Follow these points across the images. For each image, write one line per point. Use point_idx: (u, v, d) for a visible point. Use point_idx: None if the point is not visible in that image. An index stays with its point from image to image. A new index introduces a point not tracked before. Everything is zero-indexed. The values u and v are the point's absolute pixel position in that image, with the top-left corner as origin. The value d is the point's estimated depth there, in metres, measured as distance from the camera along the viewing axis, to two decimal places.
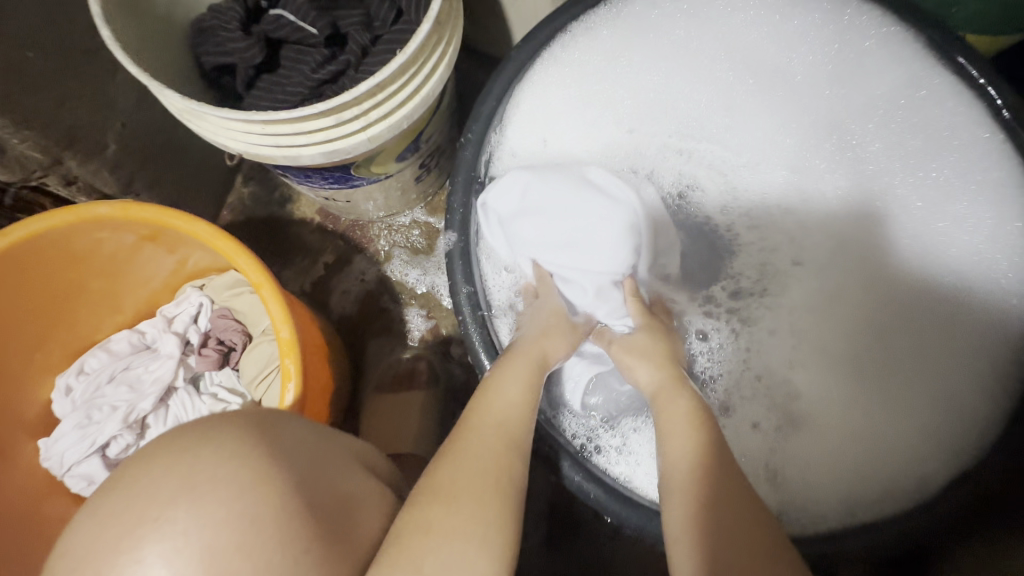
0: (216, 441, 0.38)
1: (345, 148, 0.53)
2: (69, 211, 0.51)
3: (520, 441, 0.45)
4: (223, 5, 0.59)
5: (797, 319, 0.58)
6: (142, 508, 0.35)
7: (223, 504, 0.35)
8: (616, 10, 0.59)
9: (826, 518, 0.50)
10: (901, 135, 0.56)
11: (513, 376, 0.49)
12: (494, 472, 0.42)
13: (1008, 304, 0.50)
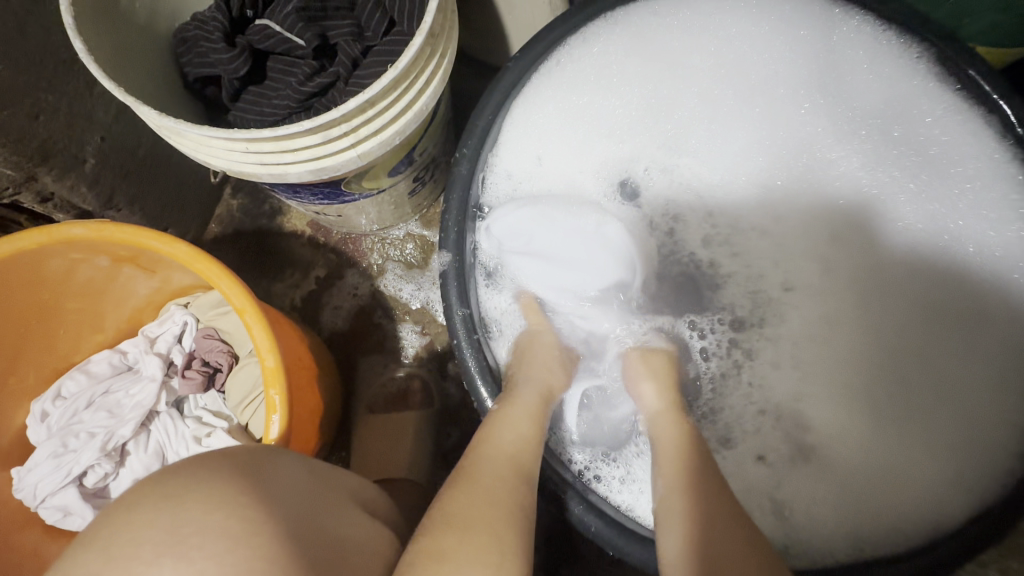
0: (204, 487, 0.34)
1: (333, 166, 0.51)
2: (42, 231, 0.48)
3: (525, 469, 0.44)
4: (206, 14, 0.56)
5: (805, 346, 0.55)
6: (124, 566, 0.31)
7: (207, 562, 0.32)
8: (615, 22, 0.58)
9: (840, 554, 0.47)
10: (910, 153, 0.55)
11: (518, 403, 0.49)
12: (504, 501, 0.41)
13: (1020, 326, 0.49)
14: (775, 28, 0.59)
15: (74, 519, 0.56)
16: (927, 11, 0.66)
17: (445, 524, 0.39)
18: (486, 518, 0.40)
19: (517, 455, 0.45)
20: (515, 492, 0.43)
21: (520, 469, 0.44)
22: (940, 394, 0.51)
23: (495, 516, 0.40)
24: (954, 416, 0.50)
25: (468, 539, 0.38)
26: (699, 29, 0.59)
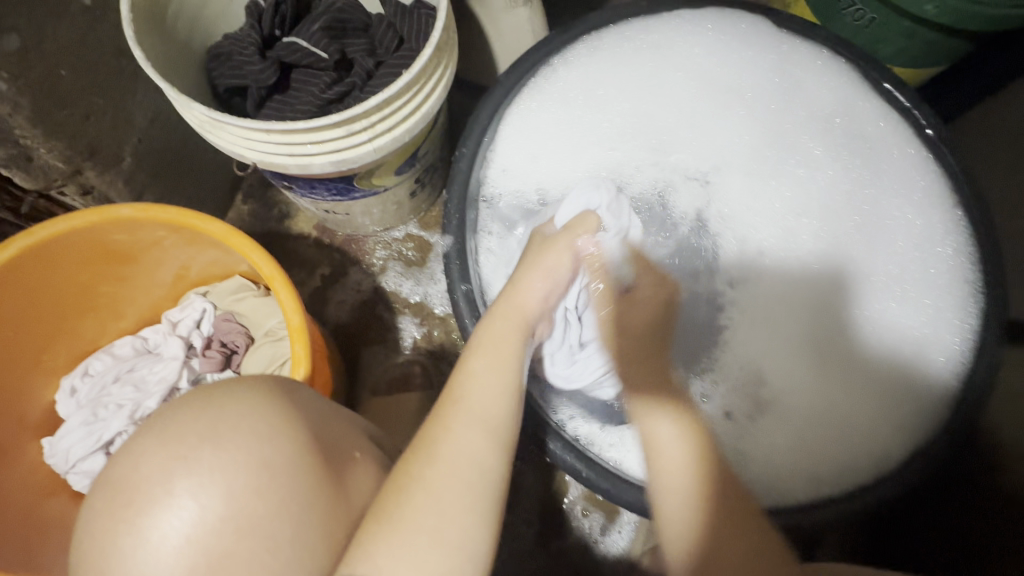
0: (238, 396, 0.41)
1: (353, 159, 0.59)
2: (95, 211, 0.55)
3: (496, 432, 0.46)
4: (241, 34, 0.65)
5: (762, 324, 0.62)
6: (176, 445, 0.38)
7: (247, 447, 0.38)
8: (593, 43, 0.69)
9: (796, 496, 0.57)
10: (842, 150, 0.65)
11: (490, 359, 0.50)
12: (473, 482, 0.43)
13: (947, 289, 0.60)
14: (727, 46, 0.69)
15: None
16: (852, 38, 0.79)
17: (425, 455, 0.43)
18: (447, 505, 0.41)
19: (492, 413, 0.47)
20: (477, 432, 0.45)
21: (491, 422, 0.46)
22: (870, 393, 0.58)
23: (464, 451, 0.44)
24: (879, 414, 0.58)
25: (445, 471, 0.42)
26: (668, 44, 0.69)
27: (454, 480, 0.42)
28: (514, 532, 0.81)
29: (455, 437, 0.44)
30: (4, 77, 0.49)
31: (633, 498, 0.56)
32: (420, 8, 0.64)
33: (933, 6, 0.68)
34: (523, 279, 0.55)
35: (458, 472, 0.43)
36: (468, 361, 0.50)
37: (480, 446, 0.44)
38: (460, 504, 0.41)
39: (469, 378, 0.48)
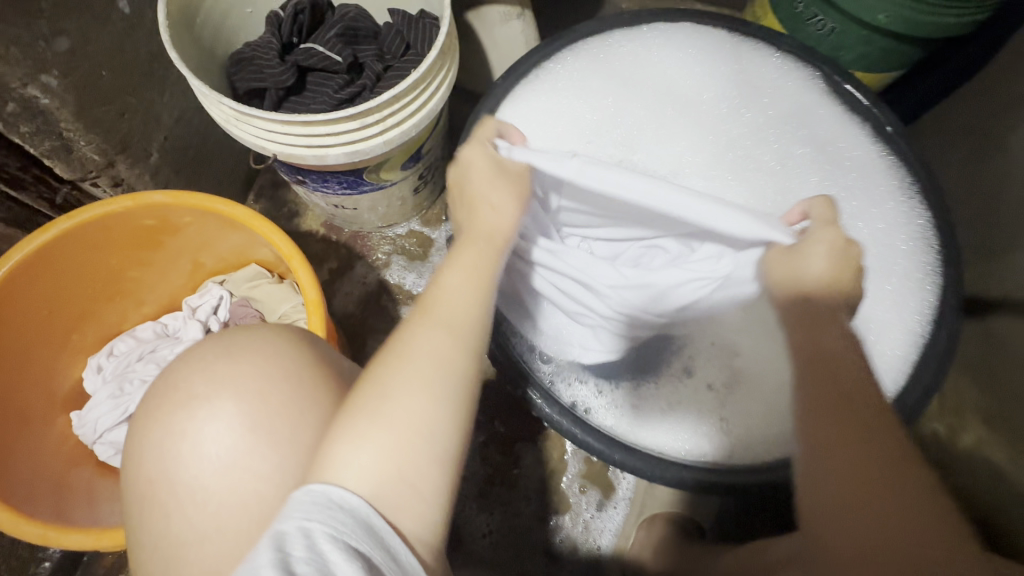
0: (251, 329, 0.48)
1: (365, 149, 0.65)
2: (129, 197, 0.60)
3: (462, 330, 0.44)
4: (262, 41, 0.71)
5: (747, 325, 0.64)
6: (197, 363, 0.45)
7: (256, 361, 0.45)
8: (581, 50, 0.76)
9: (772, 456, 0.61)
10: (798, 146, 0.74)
11: (457, 266, 0.47)
12: (439, 377, 0.41)
13: (907, 268, 0.67)
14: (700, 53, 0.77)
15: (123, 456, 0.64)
16: (815, 46, 0.86)
17: (391, 359, 0.42)
18: (410, 400, 0.40)
19: (459, 315, 0.44)
20: (447, 341, 0.43)
21: (459, 326, 0.44)
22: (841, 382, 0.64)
23: (433, 353, 0.42)
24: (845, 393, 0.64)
25: (406, 372, 0.41)
26: (644, 53, 0.77)
27: (420, 379, 0.41)
28: (515, 510, 0.85)
29: (417, 342, 0.42)
30: (54, 74, 0.54)
31: (638, 463, 0.60)
32: (425, 17, 0.71)
33: (886, 16, 0.76)
34: (493, 197, 0.50)
35: (426, 375, 0.41)
36: (441, 270, 0.47)
37: (448, 347, 0.42)
38: (421, 401, 0.40)
39: (440, 286, 0.46)
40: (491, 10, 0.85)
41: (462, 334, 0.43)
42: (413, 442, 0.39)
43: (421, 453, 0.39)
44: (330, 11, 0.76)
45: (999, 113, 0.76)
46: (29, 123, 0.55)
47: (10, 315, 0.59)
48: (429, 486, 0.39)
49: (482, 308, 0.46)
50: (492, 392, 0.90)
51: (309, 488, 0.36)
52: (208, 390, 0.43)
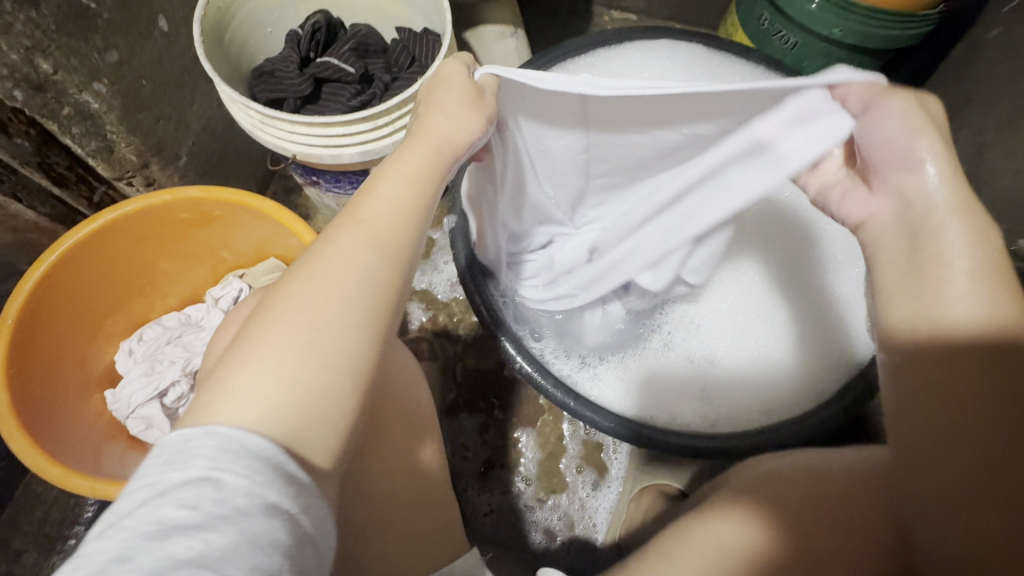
0: None
1: (376, 149, 0.72)
2: (167, 192, 0.67)
3: (386, 253, 0.41)
4: (282, 56, 0.79)
5: (730, 311, 0.73)
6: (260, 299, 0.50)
7: None
8: (567, 65, 0.85)
9: (752, 422, 0.68)
10: None
11: (393, 176, 0.43)
12: (353, 302, 0.39)
13: None
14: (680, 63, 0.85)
15: (153, 430, 0.70)
16: (781, 59, 0.95)
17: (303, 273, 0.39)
18: (316, 320, 0.37)
19: (384, 230, 0.41)
20: (371, 259, 0.40)
21: (384, 245, 0.41)
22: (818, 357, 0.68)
23: (354, 270, 0.39)
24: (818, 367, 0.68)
25: (317, 289, 0.38)
26: (627, 63, 0.85)
27: (332, 301, 0.38)
28: (515, 491, 0.90)
29: (331, 256, 0.39)
30: (105, 83, 0.62)
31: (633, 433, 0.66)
32: (428, 34, 0.80)
33: (839, 29, 0.86)
34: (443, 106, 0.45)
35: (336, 292, 0.38)
36: (376, 179, 0.43)
37: (371, 264, 0.40)
38: (326, 329, 0.37)
39: (372, 195, 0.42)
40: (487, 29, 0.96)
41: (381, 259, 0.40)
42: (320, 361, 0.37)
43: (324, 374, 0.37)
44: (342, 30, 0.84)
45: (945, 114, 0.85)
46: (80, 125, 0.62)
47: (57, 298, 0.65)
48: (332, 410, 0.37)
49: (408, 228, 0.42)
50: (492, 380, 0.96)
51: (211, 430, 0.32)
52: None
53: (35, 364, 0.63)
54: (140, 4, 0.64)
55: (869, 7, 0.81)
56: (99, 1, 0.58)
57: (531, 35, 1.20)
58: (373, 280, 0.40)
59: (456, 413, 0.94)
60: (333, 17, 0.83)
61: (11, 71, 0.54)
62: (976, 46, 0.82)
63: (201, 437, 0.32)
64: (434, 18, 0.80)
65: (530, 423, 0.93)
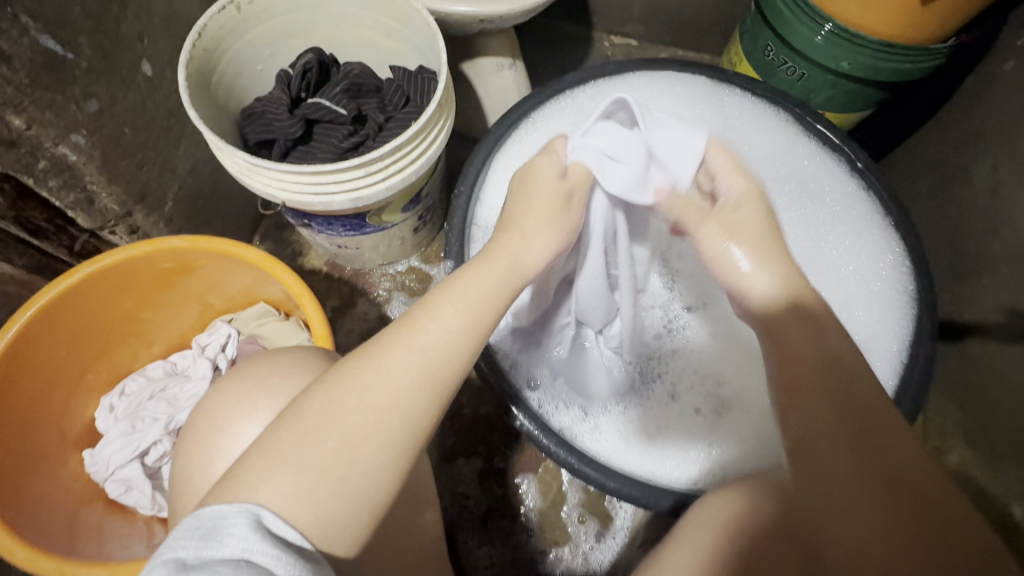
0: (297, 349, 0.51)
1: (368, 195, 0.69)
2: (149, 243, 0.64)
3: (441, 377, 0.42)
4: (271, 96, 0.76)
5: (728, 354, 0.71)
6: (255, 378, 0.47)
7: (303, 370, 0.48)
8: (566, 100, 0.81)
9: None
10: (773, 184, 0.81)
11: (457, 300, 0.46)
12: (396, 417, 0.40)
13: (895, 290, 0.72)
14: (684, 98, 0.83)
15: (133, 493, 0.66)
16: (786, 91, 0.92)
17: (343, 384, 0.40)
18: (354, 439, 0.38)
19: (444, 359, 0.43)
20: (419, 388, 0.41)
21: (436, 376, 0.42)
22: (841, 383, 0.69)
23: (402, 390, 0.40)
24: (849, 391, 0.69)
25: (367, 404, 0.39)
26: (630, 96, 0.82)
27: (384, 410, 0.39)
28: (516, 542, 0.86)
29: (384, 373, 0.40)
30: (83, 134, 0.59)
31: (637, 493, 0.61)
32: (423, 72, 0.77)
33: (848, 63, 0.83)
34: (527, 226, 0.53)
35: (387, 407, 0.40)
36: (438, 298, 0.45)
37: (421, 396, 0.41)
38: (366, 444, 0.39)
39: (429, 319, 0.44)
40: (483, 61, 0.93)
41: (432, 384, 0.42)
42: (367, 457, 0.39)
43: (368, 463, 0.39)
44: (334, 67, 0.82)
45: (955, 147, 0.81)
46: (57, 178, 0.60)
47: (33, 357, 0.62)
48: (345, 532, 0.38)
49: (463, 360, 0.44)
50: (492, 423, 0.92)
51: (242, 507, 0.34)
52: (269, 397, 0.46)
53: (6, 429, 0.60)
54: (122, 50, 0.61)
55: (881, 41, 0.78)
56: (76, 51, 0.56)
57: (529, 63, 1.18)
58: (420, 399, 0.41)
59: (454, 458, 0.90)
60: (325, 54, 0.80)
61: None
62: (988, 77, 0.79)
63: (234, 513, 0.34)
64: (428, 56, 0.77)
65: (531, 469, 0.90)
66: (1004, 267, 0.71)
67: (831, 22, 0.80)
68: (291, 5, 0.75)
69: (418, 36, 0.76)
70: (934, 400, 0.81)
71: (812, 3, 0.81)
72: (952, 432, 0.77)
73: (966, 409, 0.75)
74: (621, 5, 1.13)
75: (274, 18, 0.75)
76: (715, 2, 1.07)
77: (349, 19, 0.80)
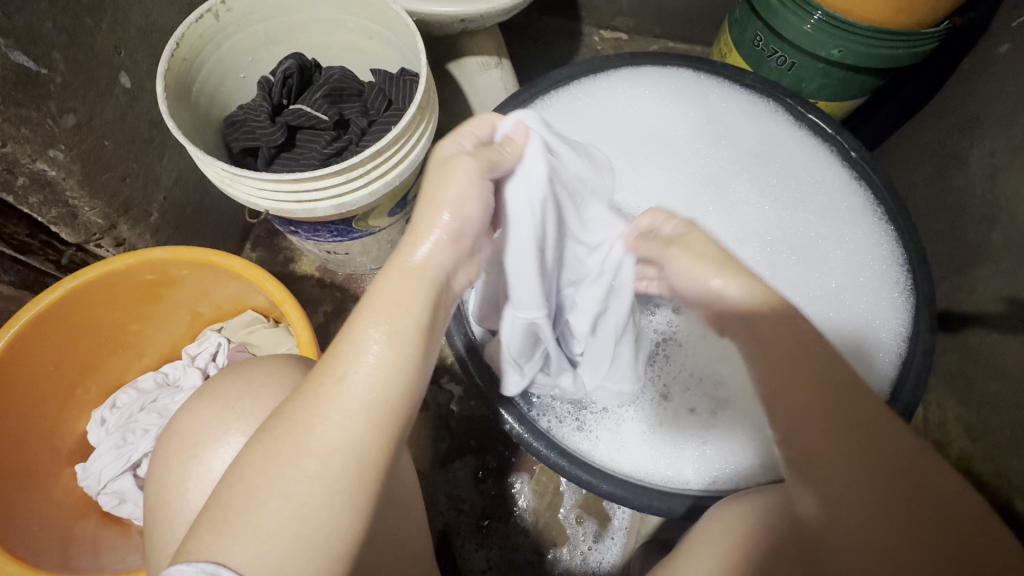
0: (276, 357, 0.50)
1: (351, 201, 0.69)
2: (130, 255, 0.64)
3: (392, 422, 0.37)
4: (253, 105, 0.76)
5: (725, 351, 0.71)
6: (231, 389, 0.47)
7: (281, 380, 0.47)
8: (550, 101, 0.79)
9: (756, 475, 0.63)
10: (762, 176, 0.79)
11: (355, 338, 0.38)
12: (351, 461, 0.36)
13: (889, 279, 0.70)
14: (671, 92, 0.81)
15: (127, 505, 0.67)
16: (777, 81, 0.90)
17: (279, 435, 0.36)
18: (300, 484, 0.35)
19: (382, 398, 0.37)
20: (360, 423, 0.36)
21: (379, 409, 0.37)
22: None
23: (356, 436, 0.36)
24: None
25: (310, 451, 0.35)
26: (617, 93, 0.81)
27: (335, 450, 0.35)
28: (514, 544, 0.85)
29: (321, 420, 0.36)
30: (62, 149, 0.59)
31: (626, 492, 0.60)
32: (405, 75, 0.76)
33: (838, 51, 0.81)
34: (423, 220, 0.41)
35: (336, 454, 0.35)
36: (358, 323, 0.38)
37: (360, 429, 0.36)
38: (309, 480, 0.35)
39: (357, 352, 0.37)
40: (470, 60, 0.92)
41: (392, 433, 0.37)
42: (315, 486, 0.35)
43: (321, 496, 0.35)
44: (316, 72, 0.82)
45: (952, 134, 0.79)
46: (37, 194, 0.60)
47: (20, 373, 0.63)
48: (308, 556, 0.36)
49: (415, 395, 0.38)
50: (487, 425, 0.92)
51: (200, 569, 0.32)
52: (249, 406, 0.45)
53: None
54: (99, 64, 0.61)
55: (873, 27, 0.76)
56: (50, 66, 0.56)
57: (519, 60, 1.16)
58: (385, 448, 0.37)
59: (450, 461, 0.90)
60: (306, 60, 0.80)
61: None
62: (983, 61, 0.77)
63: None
64: (409, 57, 0.76)
65: (528, 470, 0.89)
66: (1003, 256, 0.70)
67: (820, 10, 0.78)
68: (271, 11, 0.75)
69: (399, 38, 0.75)
70: (933, 391, 0.80)
71: None
72: (954, 425, 0.75)
73: (966, 401, 0.74)
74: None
75: (254, 24, 0.75)
76: None
77: (331, 23, 0.79)
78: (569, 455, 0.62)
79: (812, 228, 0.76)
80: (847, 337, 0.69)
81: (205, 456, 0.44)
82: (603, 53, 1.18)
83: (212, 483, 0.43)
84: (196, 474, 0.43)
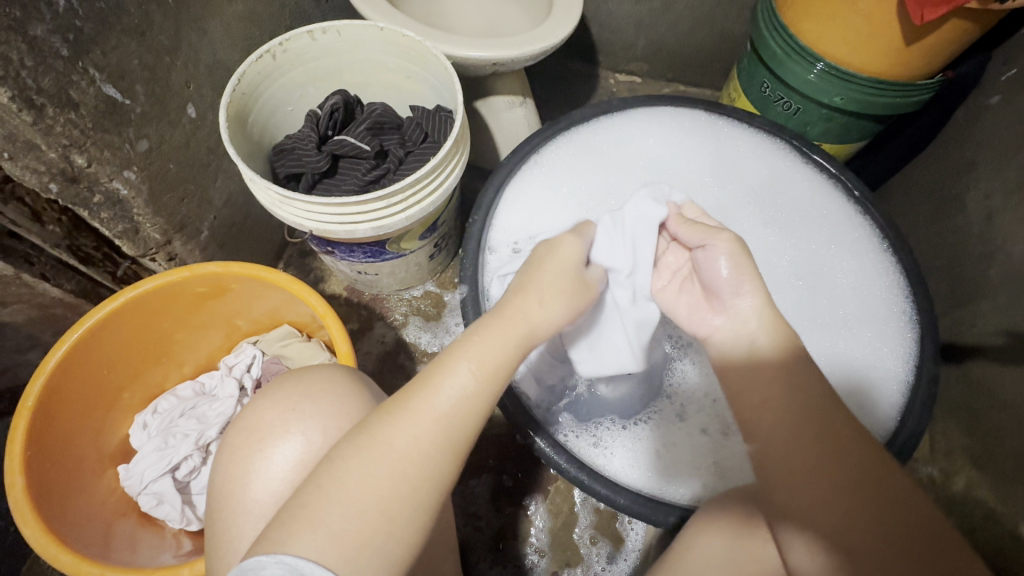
0: (321, 367, 0.54)
1: (389, 224, 0.75)
2: (187, 268, 0.69)
3: (459, 440, 0.42)
4: (301, 135, 0.83)
5: None
6: (286, 393, 0.51)
7: (330, 386, 0.51)
8: (570, 134, 0.85)
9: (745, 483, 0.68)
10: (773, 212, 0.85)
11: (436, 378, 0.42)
12: (411, 477, 0.40)
13: (893, 308, 0.74)
14: (684, 131, 0.88)
15: (164, 506, 0.70)
16: (784, 124, 0.97)
17: (362, 445, 0.40)
18: (361, 481, 0.39)
19: (454, 419, 0.42)
20: (434, 439, 0.41)
21: (452, 428, 0.41)
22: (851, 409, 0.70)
23: (427, 455, 0.40)
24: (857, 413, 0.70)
25: (389, 461, 0.39)
26: (636, 130, 0.88)
27: (400, 458, 0.40)
28: (527, 563, 0.87)
29: (400, 432, 0.40)
30: (135, 170, 0.65)
31: (640, 506, 0.63)
32: (440, 111, 0.83)
33: (840, 98, 0.87)
34: (547, 297, 0.49)
35: (411, 460, 0.40)
36: (454, 355, 0.44)
37: (431, 441, 0.40)
38: (374, 481, 0.39)
39: (442, 380, 0.42)
40: (496, 99, 0.99)
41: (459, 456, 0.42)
42: (372, 479, 0.39)
43: (379, 490, 0.39)
44: (358, 106, 0.89)
45: (951, 177, 0.84)
46: (109, 210, 0.66)
47: (76, 374, 0.67)
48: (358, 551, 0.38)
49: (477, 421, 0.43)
50: (505, 444, 0.95)
51: (279, 559, 0.36)
52: (299, 408, 0.49)
53: (50, 444, 0.64)
54: (171, 96, 0.68)
55: (869, 78, 0.83)
56: (132, 97, 0.63)
57: (540, 98, 1.24)
58: (443, 466, 0.41)
59: (467, 478, 0.93)
60: (350, 95, 0.87)
61: (48, 167, 0.57)
62: (976, 111, 0.82)
63: (271, 563, 0.36)
64: (445, 95, 0.83)
65: (543, 490, 0.91)
66: (1000, 291, 0.74)
67: (822, 61, 0.85)
68: (320, 52, 0.82)
69: (436, 78, 0.82)
70: (938, 420, 0.83)
71: (802, 43, 0.86)
72: (959, 454, 0.78)
73: (970, 430, 0.77)
74: (625, 45, 1.20)
75: (305, 63, 0.82)
76: (714, 40, 1.14)
77: (373, 64, 0.87)
78: (586, 468, 0.64)
79: (823, 262, 0.80)
80: (852, 369, 0.74)
81: (263, 452, 0.48)
82: (618, 95, 1.25)
83: (267, 477, 0.47)
84: (253, 467, 0.47)
